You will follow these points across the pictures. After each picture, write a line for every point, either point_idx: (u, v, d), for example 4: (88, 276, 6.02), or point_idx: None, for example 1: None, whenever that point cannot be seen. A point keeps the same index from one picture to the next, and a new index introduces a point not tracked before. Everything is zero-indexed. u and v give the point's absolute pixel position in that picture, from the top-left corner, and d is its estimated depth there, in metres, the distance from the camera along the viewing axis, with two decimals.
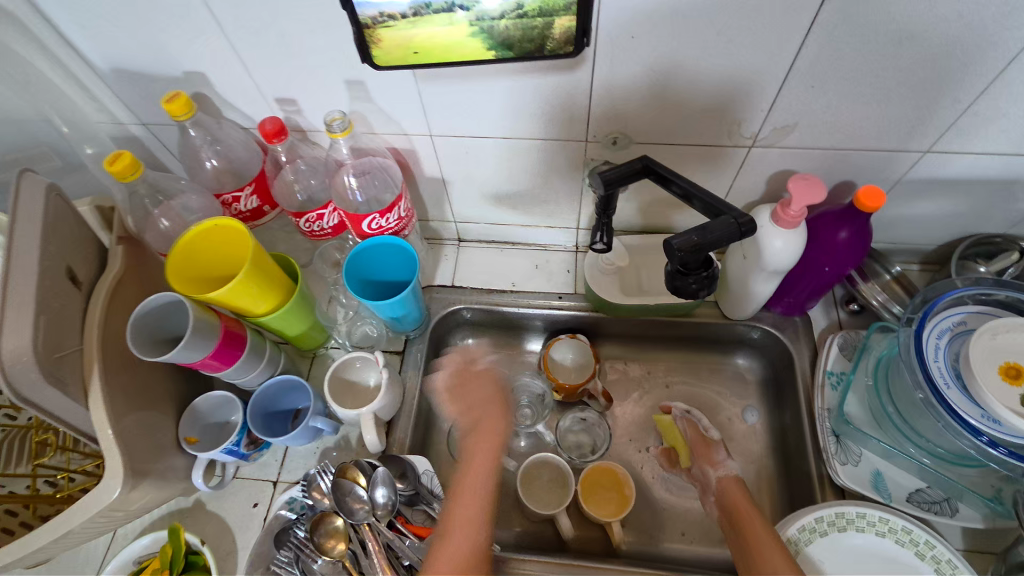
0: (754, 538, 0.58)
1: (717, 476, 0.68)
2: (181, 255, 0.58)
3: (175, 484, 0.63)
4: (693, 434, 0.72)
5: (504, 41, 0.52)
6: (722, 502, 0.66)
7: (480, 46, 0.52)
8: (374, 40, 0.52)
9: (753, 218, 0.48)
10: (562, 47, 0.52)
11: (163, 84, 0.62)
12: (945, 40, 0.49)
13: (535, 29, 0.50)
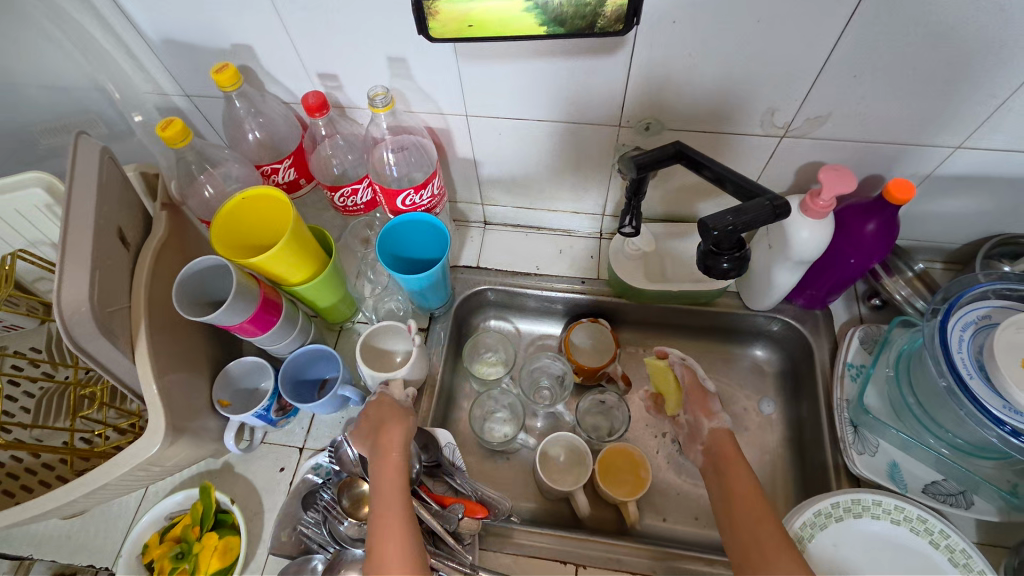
0: (741, 498, 0.58)
1: (710, 425, 0.68)
2: (224, 221, 0.60)
3: (208, 444, 0.66)
4: (690, 381, 0.72)
5: (556, 17, 0.50)
6: (711, 451, 0.66)
7: (532, 22, 0.51)
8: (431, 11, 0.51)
9: (788, 202, 0.49)
10: (611, 25, 0.51)
11: (211, 56, 0.64)
12: (986, 34, 0.50)
13: (588, 6, 0.49)
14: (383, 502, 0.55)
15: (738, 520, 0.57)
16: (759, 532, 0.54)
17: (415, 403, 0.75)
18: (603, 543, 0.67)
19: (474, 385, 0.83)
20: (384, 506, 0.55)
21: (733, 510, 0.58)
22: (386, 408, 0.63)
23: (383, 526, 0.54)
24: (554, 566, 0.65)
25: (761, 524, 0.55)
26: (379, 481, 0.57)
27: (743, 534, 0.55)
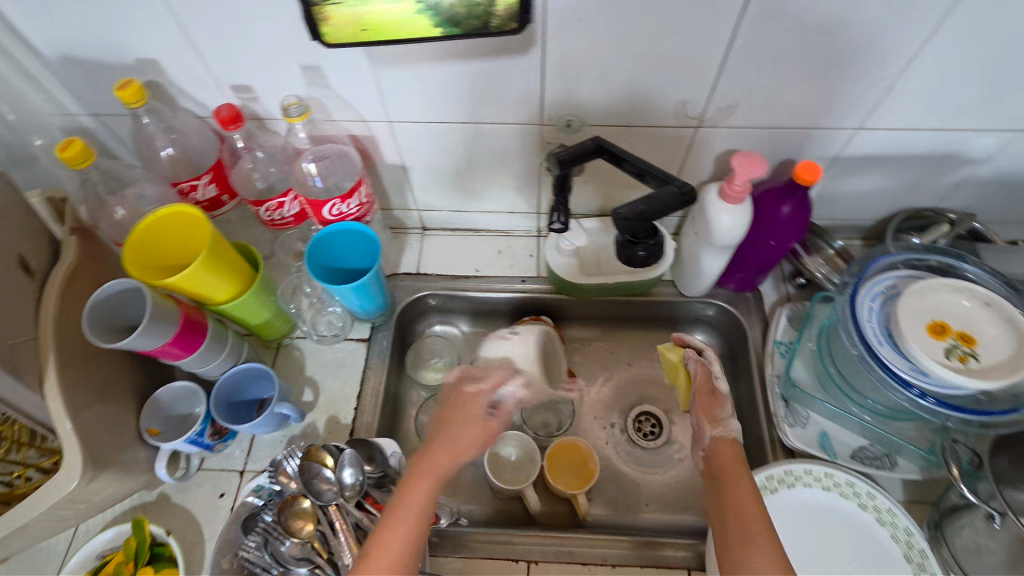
0: (738, 511, 0.55)
1: (716, 434, 0.63)
2: (137, 241, 0.58)
3: (137, 476, 0.63)
4: (702, 379, 0.67)
5: (450, 18, 0.49)
6: (710, 460, 0.61)
7: (427, 24, 0.50)
8: (322, 17, 0.49)
9: (694, 188, 0.54)
10: (506, 24, 0.50)
11: (114, 72, 0.62)
12: (865, 23, 0.53)
13: (479, 6, 0.48)
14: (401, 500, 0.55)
15: (735, 535, 0.53)
16: (755, 552, 0.51)
17: (359, 415, 0.74)
18: (555, 539, 0.67)
19: (421, 392, 0.82)
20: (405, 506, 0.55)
21: (731, 522, 0.54)
22: (471, 408, 0.62)
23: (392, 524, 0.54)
24: (508, 565, 0.66)
25: (759, 542, 0.52)
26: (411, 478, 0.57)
27: (738, 550, 0.52)
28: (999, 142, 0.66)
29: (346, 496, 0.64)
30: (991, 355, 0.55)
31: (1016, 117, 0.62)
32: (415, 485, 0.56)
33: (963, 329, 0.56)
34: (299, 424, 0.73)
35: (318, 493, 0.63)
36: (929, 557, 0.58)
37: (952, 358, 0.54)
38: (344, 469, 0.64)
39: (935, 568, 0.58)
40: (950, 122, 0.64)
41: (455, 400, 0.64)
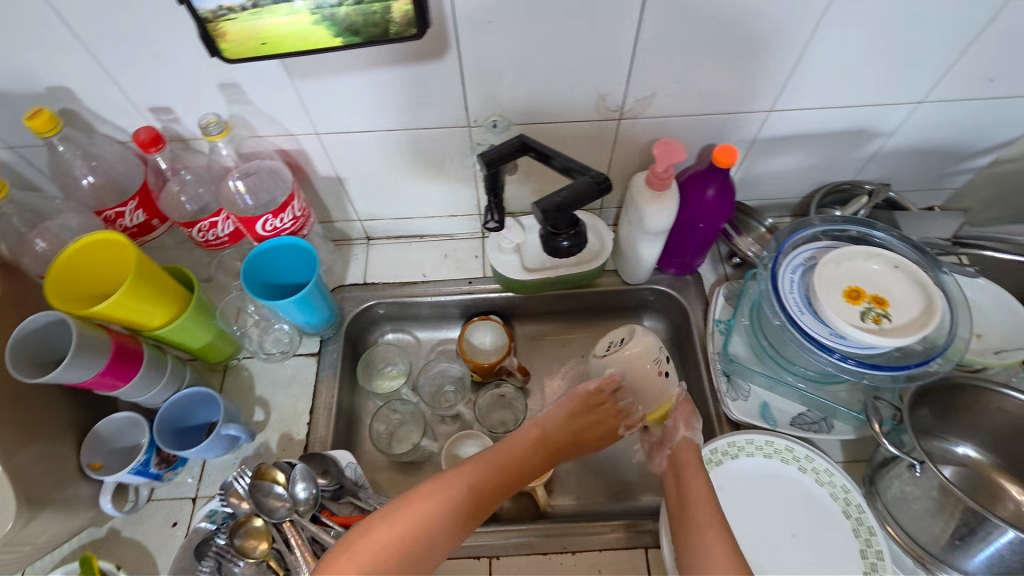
0: (689, 500, 0.57)
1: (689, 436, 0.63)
2: (60, 272, 0.57)
3: (82, 513, 0.61)
4: (686, 392, 0.66)
5: (349, 27, 0.50)
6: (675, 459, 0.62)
7: (326, 34, 0.50)
8: (219, 34, 0.49)
9: (608, 177, 0.58)
10: (406, 30, 0.50)
11: (24, 102, 0.60)
12: (755, 13, 0.56)
13: (375, 14, 0.49)
14: (478, 465, 0.59)
15: (684, 521, 0.56)
16: (704, 537, 0.54)
17: (313, 429, 0.73)
18: (515, 532, 0.68)
19: (376, 401, 0.82)
20: (473, 472, 0.58)
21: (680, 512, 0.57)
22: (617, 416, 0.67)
23: (447, 482, 0.56)
24: (471, 563, 0.66)
25: (706, 527, 0.55)
26: (494, 451, 0.61)
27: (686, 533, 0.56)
28: (900, 115, 0.70)
29: (300, 511, 0.63)
30: (903, 314, 0.59)
31: (912, 90, 0.66)
32: (495, 460, 0.60)
33: (876, 293, 0.60)
34: (251, 444, 0.72)
35: (271, 510, 0.63)
36: (866, 510, 0.62)
37: (867, 320, 0.58)
38: (298, 483, 0.63)
39: (872, 521, 0.61)
40: (854, 99, 0.67)
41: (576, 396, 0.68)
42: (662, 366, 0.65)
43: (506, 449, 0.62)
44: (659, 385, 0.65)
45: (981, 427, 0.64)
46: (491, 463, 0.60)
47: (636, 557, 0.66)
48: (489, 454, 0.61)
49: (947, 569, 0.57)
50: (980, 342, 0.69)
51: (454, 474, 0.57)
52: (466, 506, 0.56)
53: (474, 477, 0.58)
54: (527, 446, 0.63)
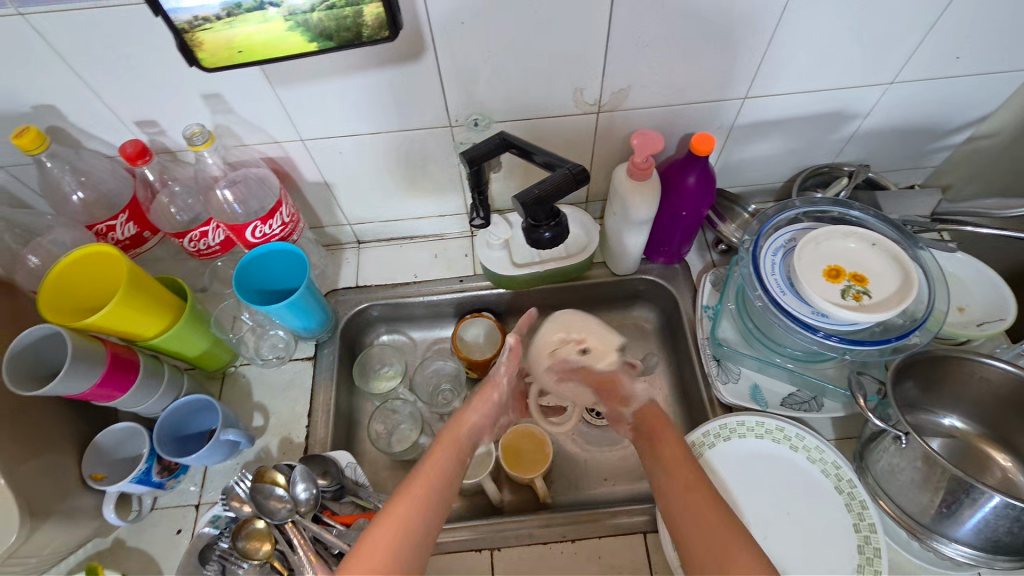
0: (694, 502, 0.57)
1: (645, 401, 0.69)
2: (52, 287, 0.58)
3: (86, 523, 0.62)
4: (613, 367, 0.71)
5: (322, 32, 0.51)
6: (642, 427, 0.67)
7: (300, 40, 0.51)
8: (196, 44, 0.50)
9: (586, 168, 0.59)
10: (378, 33, 0.52)
11: (12, 123, 0.61)
12: (721, 5, 0.57)
13: (347, 18, 0.50)
14: (412, 492, 0.56)
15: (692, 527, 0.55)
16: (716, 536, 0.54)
17: (313, 431, 0.74)
18: (516, 523, 0.68)
19: (374, 402, 0.83)
20: (412, 496, 0.55)
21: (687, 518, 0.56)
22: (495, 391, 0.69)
23: (393, 516, 0.54)
24: (473, 555, 0.67)
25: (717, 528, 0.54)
26: (419, 473, 0.58)
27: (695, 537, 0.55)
28: (874, 96, 0.71)
29: (302, 512, 0.64)
30: (883, 289, 0.60)
31: (883, 71, 0.67)
32: (422, 478, 0.57)
33: (855, 271, 0.61)
34: (252, 449, 0.73)
35: (272, 512, 0.63)
36: (857, 485, 0.64)
37: (847, 297, 0.59)
38: (297, 485, 0.64)
39: (863, 494, 0.63)
40: (828, 82, 0.68)
41: (467, 408, 0.67)
42: (578, 345, 0.73)
43: (427, 464, 0.59)
44: (583, 362, 0.71)
45: (965, 397, 0.65)
46: (423, 483, 0.57)
47: (634, 540, 0.67)
48: (415, 474, 0.58)
49: (939, 539, 0.57)
50: (962, 314, 0.71)
51: (393, 508, 0.54)
52: (423, 525, 0.54)
53: (418, 503, 0.55)
54: (443, 454, 0.61)
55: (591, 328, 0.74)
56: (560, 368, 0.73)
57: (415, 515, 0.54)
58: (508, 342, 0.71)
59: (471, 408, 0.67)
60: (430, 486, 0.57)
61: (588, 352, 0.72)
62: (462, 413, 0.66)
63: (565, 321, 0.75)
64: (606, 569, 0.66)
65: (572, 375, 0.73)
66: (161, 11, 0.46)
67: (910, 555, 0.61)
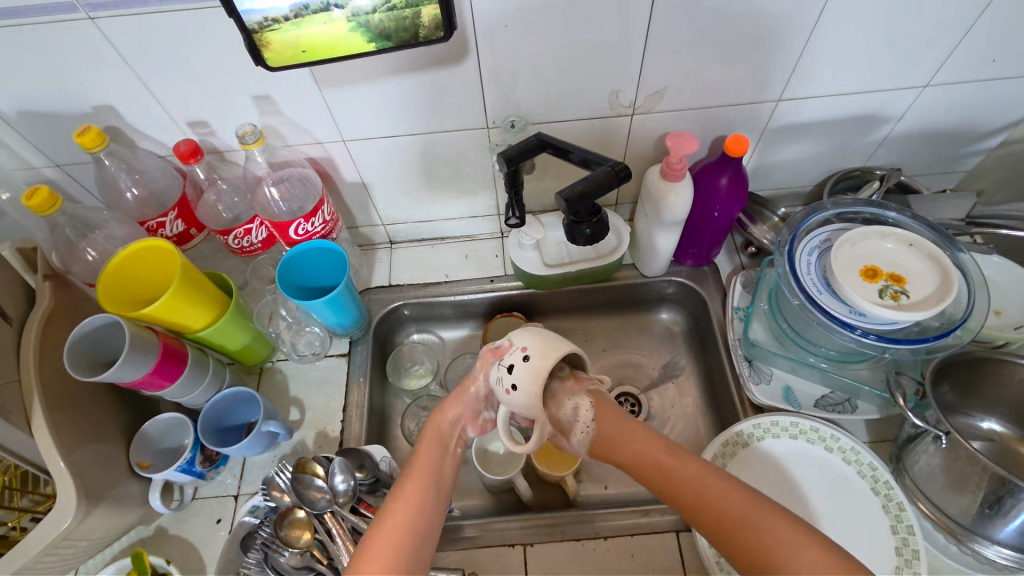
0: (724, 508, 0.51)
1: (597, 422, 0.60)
2: (110, 279, 0.62)
3: (133, 509, 0.64)
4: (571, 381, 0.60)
5: (381, 33, 0.53)
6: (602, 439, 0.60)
7: (360, 40, 0.53)
8: (263, 44, 0.52)
9: (627, 166, 0.60)
10: (433, 33, 0.54)
11: (73, 123, 0.64)
12: (760, 9, 0.58)
13: (406, 19, 0.52)
14: (408, 498, 0.54)
15: (745, 535, 0.49)
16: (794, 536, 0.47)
17: (347, 426, 0.76)
18: (546, 518, 0.69)
19: (405, 399, 0.84)
20: (407, 500, 0.54)
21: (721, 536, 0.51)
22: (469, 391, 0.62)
23: (391, 522, 0.52)
24: (506, 551, 0.68)
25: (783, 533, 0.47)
26: (408, 477, 0.56)
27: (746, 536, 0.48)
28: (909, 99, 0.72)
29: (340, 503, 0.65)
30: (921, 290, 0.60)
31: (918, 75, 0.68)
32: (413, 481, 0.55)
33: (892, 271, 0.62)
34: (289, 442, 0.75)
35: (312, 502, 0.65)
36: (894, 487, 0.63)
37: (886, 297, 0.59)
38: (335, 475, 0.65)
39: (900, 496, 0.62)
40: (862, 85, 0.69)
41: (449, 400, 0.62)
42: (505, 381, 0.54)
43: (414, 468, 0.57)
44: (515, 400, 0.54)
45: (1004, 400, 0.64)
46: (417, 486, 0.55)
47: (667, 540, 0.67)
48: (406, 478, 0.56)
49: (981, 541, 0.57)
50: (1000, 318, 0.70)
51: (390, 515, 0.53)
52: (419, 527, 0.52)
53: (416, 507, 0.53)
54: (427, 454, 0.58)
55: (553, 351, 0.53)
56: (510, 397, 0.54)
57: (411, 518, 0.52)
58: (497, 341, 0.59)
59: (448, 405, 0.62)
60: (424, 488, 0.55)
61: (512, 374, 0.54)
62: (439, 408, 0.62)
63: (540, 338, 0.55)
64: (639, 568, 0.66)
65: (527, 402, 0.53)
66: (235, 12, 0.49)
67: (948, 558, 0.61)
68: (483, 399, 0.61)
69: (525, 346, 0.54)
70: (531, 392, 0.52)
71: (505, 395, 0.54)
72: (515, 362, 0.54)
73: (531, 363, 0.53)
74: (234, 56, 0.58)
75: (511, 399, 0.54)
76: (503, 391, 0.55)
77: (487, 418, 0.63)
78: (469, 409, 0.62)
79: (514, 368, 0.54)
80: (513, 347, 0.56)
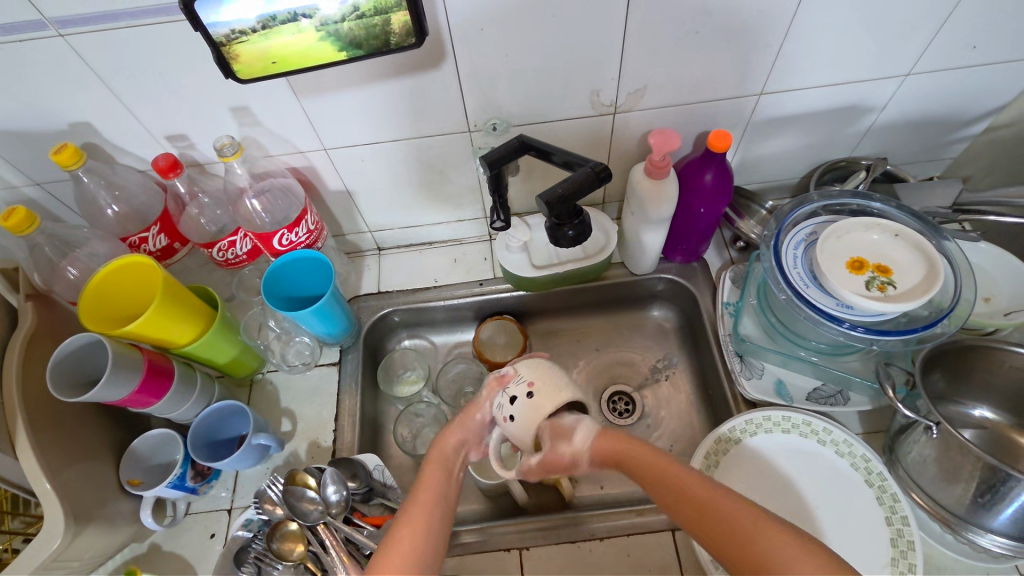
0: (725, 518, 0.48)
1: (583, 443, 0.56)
2: (91, 297, 0.62)
3: (124, 528, 0.64)
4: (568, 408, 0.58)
5: (352, 41, 0.53)
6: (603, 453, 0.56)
7: (331, 49, 0.53)
8: (232, 56, 0.52)
9: (607, 166, 0.60)
10: (405, 40, 0.53)
11: (50, 141, 0.64)
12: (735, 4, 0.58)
13: (376, 27, 0.52)
14: (412, 521, 0.52)
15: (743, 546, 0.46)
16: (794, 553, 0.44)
17: (340, 435, 0.75)
18: (539, 524, 0.69)
19: (398, 406, 0.84)
20: (415, 522, 0.52)
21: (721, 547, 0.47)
22: (472, 417, 0.61)
23: (399, 543, 0.50)
24: (502, 556, 0.67)
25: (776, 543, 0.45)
26: (415, 502, 0.54)
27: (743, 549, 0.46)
28: (891, 89, 0.71)
29: (333, 513, 0.65)
30: (907, 280, 0.60)
31: (898, 64, 0.68)
32: (418, 502, 0.54)
33: (879, 262, 0.62)
34: (281, 454, 0.74)
35: (304, 514, 0.64)
36: (888, 478, 0.63)
37: (872, 289, 0.59)
38: (328, 486, 0.65)
39: (895, 487, 0.62)
40: (843, 77, 0.69)
41: (452, 426, 0.60)
42: (505, 411, 0.56)
43: (419, 491, 0.55)
44: (512, 428, 0.55)
45: (994, 387, 0.64)
46: (423, 510, 0.53)
47: (663, 539, 0.67)
48: (412, 499, 0.54)
49: (975, 530, 0.57)
50: (989, 305, 0.70)
51: (395, 539, 0.51)
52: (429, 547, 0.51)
53: (422, 530, 0.51)
54: (433, 478, 0.56)
55: (557, 389, 0.55)
56: (507, 425, 0.56)
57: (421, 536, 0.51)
58: (501, 368, 0.60)
59: (451, 429, 0.60)
60: (430, 509, 0.53)
61: (513, 404, 0.55)
62: (442, 434, 0.60)
63: (544, 371, 0.56)
64: (635, 568, 0.65)
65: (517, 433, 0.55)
66: (201, 25, 0.48)
67: (944, 548, 0.61)
68: (488, 425, 0.60)
69: (529, 379, 0.56)
70: (525, 426, 0.54)
71: (504, 423, 0.56)
72: (519, 396, 0.55)
73: (534, 401, 0.54)
74: (208, 66, 0.57)
75: (508, 428, 0.56)
76: (502, 418, 0.56)
77: (490, 443, 0.61)
78: (472, 435, 0.60)
79: (517, 401, 0.55)
80: (518, 377, 0.57)
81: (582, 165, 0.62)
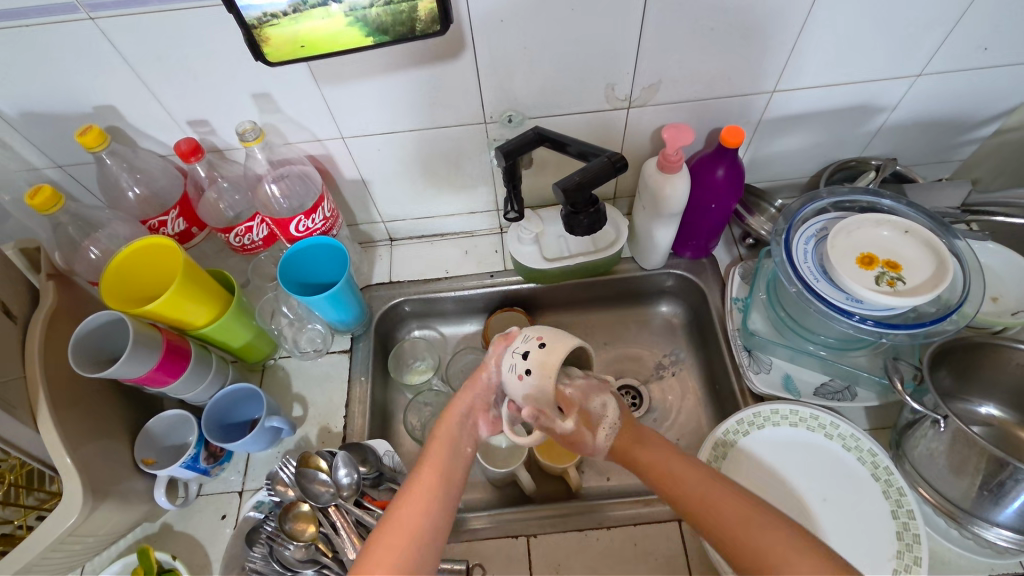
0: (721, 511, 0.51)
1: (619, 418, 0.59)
2: (113, 275, 0.63)
3: (138, 505, 0.65)
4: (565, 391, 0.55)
5: (379, 27, 0.54)
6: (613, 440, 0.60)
7: (358, 34, 0.54)
8: (262, 39, 0.53)
9: (623, 154, 0.61)
10: (430, 27, 0.55)
11: (74, 123, 0.65)
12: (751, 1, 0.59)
13: (402, 13, 0.53)
14: (418, 491, 0.53)
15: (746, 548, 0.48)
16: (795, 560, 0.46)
17: (351, 420, 0.76)
18: (545, 511, 0.70)
19: (407, 395, 0.85)
20: (416, 498, 0.53)
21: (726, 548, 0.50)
22: (479, 379, 0.61)
23: (401, 522, 0.51)
24: (509, 541, 0.68)
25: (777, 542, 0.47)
26: (418, 475, 0.55)
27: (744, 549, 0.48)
28: (902, 89, 0.72)
29: (344, 496, 0.66)
30: (916, 276, 0.61)
31: (912, 63, 0.68)
32: (423, 478, 0.54)
33: (889, 258, 0.63)
34: (292, 438, 0.75)
35: (316, 495, 0.66)
36: (894, 472, 0.64)
37: (882, 284, 0.60)
38: (340, 469, 0.66)
39: (901, 481, 0.63)
40: (855, 75, 0.69)
41: (463, 389, 0.61)
42: (517, 367, 0.54)
43: (426, 463, 0.56)
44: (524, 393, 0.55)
45: (1002, 385, 0.65)
46: (427, 484, 0.54)
47: (669, 530, 0.67)
48: (418, 472, 0.55)
49: (981, 523, 0.57)
50: (997, 304, 0.71)
51: (399, 515, 0.51)
52: (432, 528, 0.51)
53: (423, 505, 0.52)
54: (440, 448, 0.57)
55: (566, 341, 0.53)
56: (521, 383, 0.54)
57: (422, 517, 0.51)
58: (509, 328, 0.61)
59: (457, 399, 0.61)
60: (434, 483, 0.54)
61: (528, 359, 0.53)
62: (451, 404, 0.61)
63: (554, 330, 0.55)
64: (642, 557, 0.66)
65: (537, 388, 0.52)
66: (235, 8, 0.49)
67: (950, 543, 0.61)
68: (494, 389, 0.61)
69: (539, 334, 0.55)
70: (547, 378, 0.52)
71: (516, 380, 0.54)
72: (530, 348, 0.54)
73: (548, 347, 0.53)
74: (233, 52, 0.58)
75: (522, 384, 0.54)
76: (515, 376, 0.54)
77: (497, 414, 0.62)
78: (479, 400, 0.61)
79: (528, 354, 0.54)
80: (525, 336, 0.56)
81: (599, 155, 0.63)
